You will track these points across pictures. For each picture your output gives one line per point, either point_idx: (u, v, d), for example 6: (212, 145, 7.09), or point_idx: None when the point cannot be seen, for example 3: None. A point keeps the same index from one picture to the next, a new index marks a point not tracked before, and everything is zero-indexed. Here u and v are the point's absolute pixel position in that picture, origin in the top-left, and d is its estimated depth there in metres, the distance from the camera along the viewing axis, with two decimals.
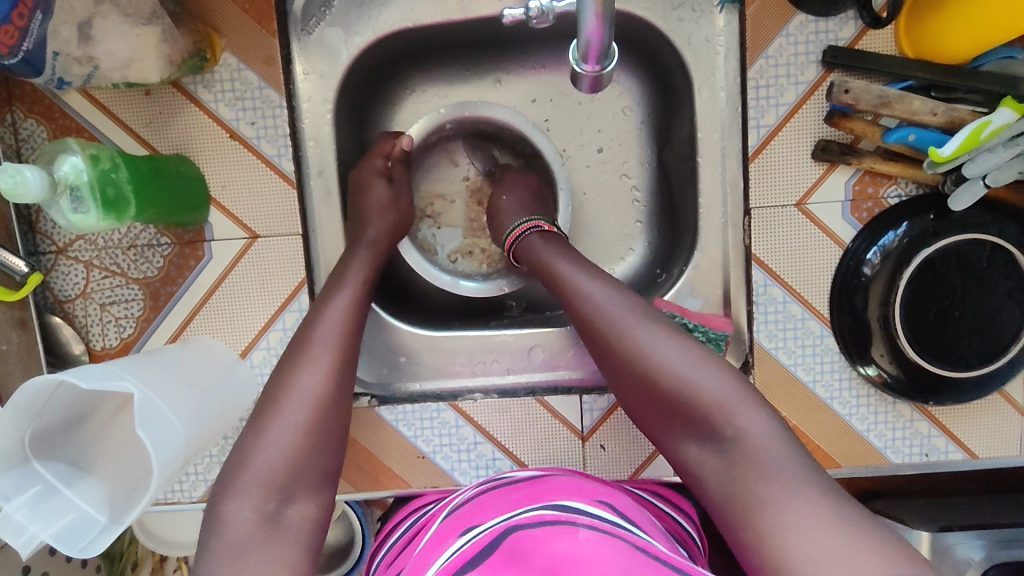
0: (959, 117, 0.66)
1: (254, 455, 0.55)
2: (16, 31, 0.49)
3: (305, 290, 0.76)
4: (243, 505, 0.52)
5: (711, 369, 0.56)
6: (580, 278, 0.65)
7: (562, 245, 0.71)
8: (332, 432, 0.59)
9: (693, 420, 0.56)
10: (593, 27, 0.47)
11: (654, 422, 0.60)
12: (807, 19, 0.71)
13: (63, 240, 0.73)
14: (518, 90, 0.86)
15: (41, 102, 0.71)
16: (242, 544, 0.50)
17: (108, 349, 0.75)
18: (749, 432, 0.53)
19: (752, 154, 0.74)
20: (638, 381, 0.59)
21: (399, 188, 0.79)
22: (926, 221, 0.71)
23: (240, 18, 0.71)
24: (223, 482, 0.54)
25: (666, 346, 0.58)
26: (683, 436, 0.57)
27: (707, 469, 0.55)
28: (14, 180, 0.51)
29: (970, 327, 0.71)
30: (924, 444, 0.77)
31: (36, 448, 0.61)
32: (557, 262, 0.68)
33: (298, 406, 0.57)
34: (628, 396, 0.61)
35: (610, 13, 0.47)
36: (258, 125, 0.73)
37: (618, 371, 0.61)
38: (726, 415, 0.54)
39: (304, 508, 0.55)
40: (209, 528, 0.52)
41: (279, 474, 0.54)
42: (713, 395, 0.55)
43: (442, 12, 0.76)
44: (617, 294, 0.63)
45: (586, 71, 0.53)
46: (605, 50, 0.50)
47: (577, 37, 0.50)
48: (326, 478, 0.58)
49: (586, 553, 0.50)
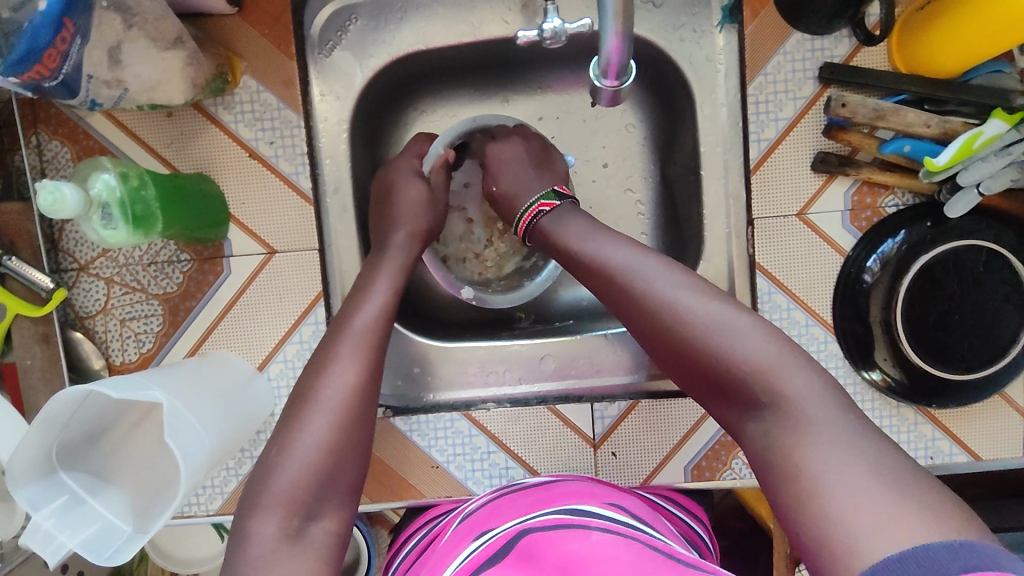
0: (952, 128, 0.69)
1: (276, 469, 0.58)
2: (57, 55, 0.52)
3: (321, 303, 0.78)
4: (268, 519, 0.55)
5: (750, 330, 0.54)
6: (591, 244, 0.64)
7: (580, 216, 0.70)
8: (355, 445, 0.61)
9: (732, 386, 0.53)
10: (614, 44, 0.49)
11: (691, 387, 0.58)
12: (803, 38, 0.75)
13: (84, 258, 0.75)
14: (525, 109, 0.89)
15: (66, 124, 0.74)
16: (269, 556, 0.53)
17: (127, 363, 0.77)
18: (795, 396, 0.50)
19: (754, 166, 0.77)
20: (673, 348, 0.56)
21: (437, 193, 0.81)
22: (924, 228, 0.73)
23: (261, 43, 0.74)
24: (252, 497, 0.57)
25: (697, 305, 0.56)
26: (721, 401, 0.55)
27: (749, 435, 0.53)
28: (53, 197, 0.53)
29: (970, 330, 0.73)
30: (929, 447, 0.78)
31: (61, 459, 0.61)
32: (571, 242, 0.66)
33: (320, 422, 0.60)
34: (664, 362, 0.59)
35: (630, 30, 0.49)
36: (277, 145, 0.75)
37: (652, 337, 0.58)
38: (765, 380, 0.51)
39: (327, 523, 0.57)
40: (238, 542, 0.55)
41: (303, 488, 0.57)
42: (753, 358, 0.52)
43: (453, 35, 0.79)
44: (640, 256, 0.61)
45: (607, 85, 0.55)
46: (625, 66, 0.53)
47: (599, 54, 0.52)
48: (352, 493, 0.60)
49: (602, 553, 0.51)
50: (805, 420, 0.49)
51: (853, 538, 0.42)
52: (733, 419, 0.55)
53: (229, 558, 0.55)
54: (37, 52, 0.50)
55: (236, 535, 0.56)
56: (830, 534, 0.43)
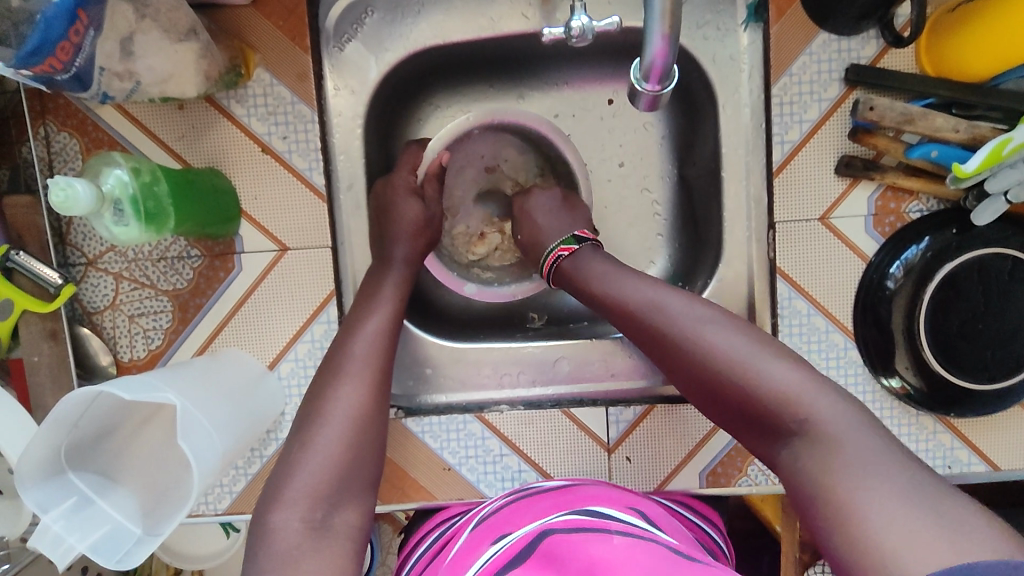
0: (980, 134, 0.68)
1: (299, 464, 0.57)
2: (70, 47, 0.50)
3: (334, 302, 0.76)
4: (291, 514, 0.54)
5: (773, 360, 0.54)
6: (608, 280, 0.66)
7: (603, 257, 0.71)
8: (374, 443, 0.61)
9: (758, 416, 0.53)
10: (660, 48, 0.47)
11: (725, 421, 0.58)
12: (830, 38, 0.73)
13: (93, 252, 0.74)
14: (541, 106, 0.87)
15: (75, 116, 0.72)
16: (295, 551, 0.52)
17: (136, 360, 0.75)
18: (807, 414, 0.50)
19: (776, 169, 0.75)
20: (701, 383, 0.57)
21: (431, 206, 0.80)
22: (949, 236, 0.72)
23: (275, 35, 0.72)
24: (272, 492, 0.57)
25: (719, 336, 0.57)
26: (752, 433, 0.55)
27: (781, 461, 0.52)
28: (64, 194, 0.52)
29: (993, 339, 0.72)
30: (947, 456, 0.77)
31: (69, 459, 0.60)
32: (596, 278, 0.68)
33: (341, 418, 0.60)
34: (696, 399, 0.59)
35: (677, 33, 0.47)
36: (290, 139, 0.74)
37: (681, 373, 0.59)
38: (790, 404, 0.51)
39: (350, 516, 0.57)
40: (258, 539, 0.54)
41: (325, 484, 0.56)
42: (778, 386, 0.52)
43: (471, 29, 0.78)
44: (661, 290, 0.63)
45: (647, 90, 0.53)
46: (668, 71, 0.51)
47: (642, 57, 0.50)
48: (368, 485, 0.60)
49: (625, 557, 0.50)
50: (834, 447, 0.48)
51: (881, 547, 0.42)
52: (763, 448, 0.54)
53: (250, 553, 0.54)
54: (51, 44, 0.48)
55: (255, 532, 0.55)
56: (848, 543, 0.43)
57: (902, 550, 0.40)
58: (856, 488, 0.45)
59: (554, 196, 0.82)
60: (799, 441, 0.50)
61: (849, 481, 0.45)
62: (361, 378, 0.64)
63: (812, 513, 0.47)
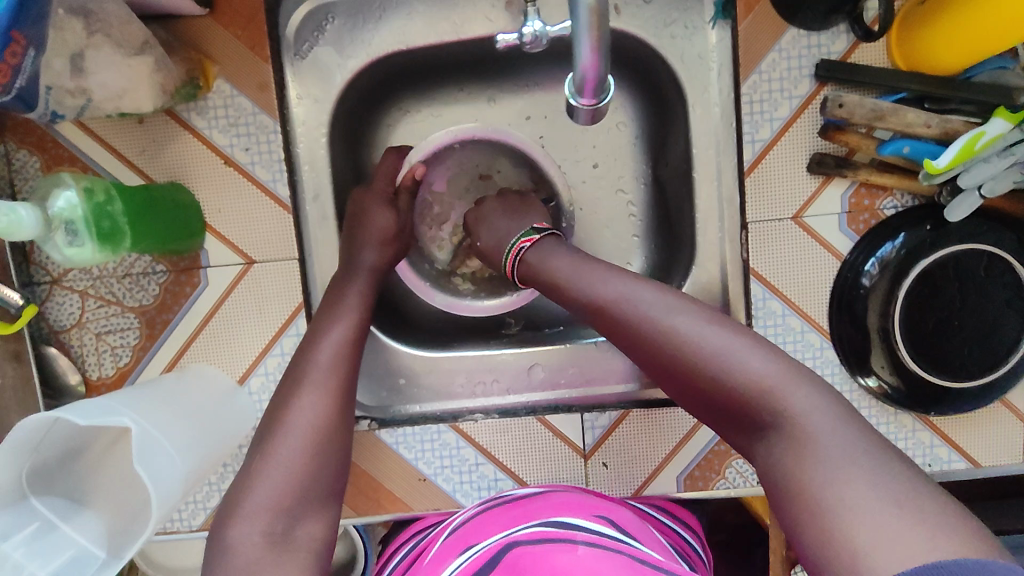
0: (953, 128, 0.67)
1: (259, 479, 0.56)
2: (9, 68, 0.49)
3: (302, 314, 0.75)
4: (251, 527, 0.53)
5: (751, 350, 0.52)
6: (572, 275, 0.63)
7: (566, 249, 0.68)
8: (339, 455, 0.61)
9: (740, 410, 0.51)
10: (589, 60, 0.46)
11: (703, 416, 0.55)
12: (799, 34, 0.72)
13: (58, 270, 0.73)
14: (512, 108, 0.85)
15: (33, 133, 0.71)
16: (254, 566, 0.51)
17: (104, 378, 0.75)
18: (772, 420, 0.49)
19: (747, 168, 0.74)
20: (678, 380, 0.54)
21: (404, 215, 0.80)
22: (924, 232, 0.71)
23: (234, 45, 0.71)
24: (231, 504, 0.56)
25: (694, 330, 0.54)
26: (733, 428, 0.53)
27: (761, 458, 0.50)
28: (7, 219, 0.51)
29: (970, 336, 0.71)
30: (927, 454, 0.77)
31: (32, 483, 0.60)
32: (565, 272, 0.64)
33: (306, 432, 0.59)
34: (673, 396, 0.57)
35: (607, 45, 0.46)
36: (252, 151, 0.73)
37: (656, 370, 0.56)
38: (771, 398, 0.49)
39: (312, 527, 0.56)
40: (218, 553, 0.53)
41: (287, 496, 0.56)
42: (759, 377, 0.50)
43: (435, 34, 0.76)
44: (630, 282, 0.59)
45: (582, 104, 0.53)
46: (602, 83, 0.50)
47: (574, 70, 0.49)
48: (332, 498, 0.59)
49: (589, 568, 0.50)
50: (791, 453, 0.47)
51: (839, 552, 0.41)
52: (744, 443, 0.52)
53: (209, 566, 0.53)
54: None
55: (214, 545, 0.54)
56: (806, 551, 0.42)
57: (857, 555, 0.40)
58: (813, 492, 0.44)
59: (497, 204, 0.81)
60: (778, 438, 0.49)
61: (812, 490, 0.44)
62: (325, 387, 0.63)
63: (773, 520, 0.46)
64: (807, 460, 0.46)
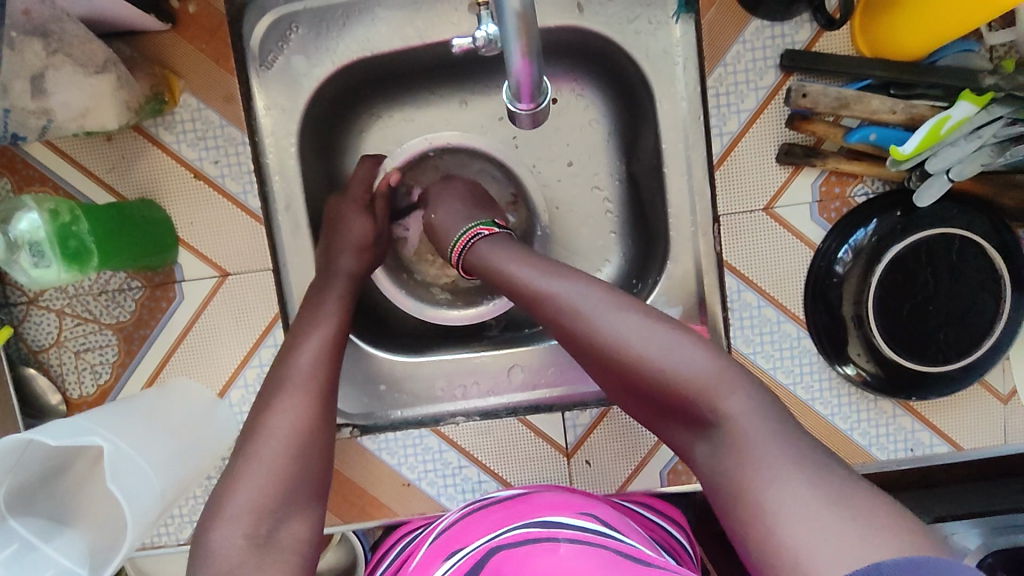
0: (919, 113, 0.67)
1: (237, 486, 0.56)
2: None
3: (279, 325, 0.76)
4: (233, 530, 0.53)
5: (688, 349, 0.53)
6: (514, 266, 0.64)
7: (512, 243, 0.69)
8: (320, 460, 0.60)
9: (677, 407, 0.52)
10: (520, 65, 0.47)
11: (646, 413, 0.57)
12: (762, 25, 0.71)
13: (33, 290, 0.73)
14: (484, 110, 0.85)
15: (4, 155, 0.71)
16: (235, 569, 0.51)
17: (85, 397, 0.75)
18: (732, 417, 0.49)
19: (717, 161, 0.74)
20: (621, 378, 0.56)
21: (381, 220, 0.79)
22: (894, 219, 0.71)
23: (197, 58, 0.71)
24: (211, 511, 0.55)
25: (631, 328, 0.55)
26: (673, 423, 0.54)
27: (699, 454, 0.52)
28: None
29: (944, 320, 0.72)
30: (908, 440, 0.77)
31: (11, 505, 0.60)
32: (510, 263, 0.65)
33: (285, 438, 0.59)
34: (617, 393, 0.58)
35: (537, 50, 0.47)
36: (221, 163, 0.73)
37: (598, 368, 0.57)
38: (709, 397, 0.50)
39: (297, 528, 0.55)
40: (198, 555, 0.53)
41: (269, 499, 0.55)
42: (692, 376, 0.51)
43: (400, 39, 0.77)
44: (567, 274, 0.60)
45: (522, 108, 0.53)
46: (537, 86, 0.51)
47: (508, 76, 0.49)
48: (317, 499, 0.59)
49: (568, 566, 0.50)
50: (759, 447, 0.47)
51: (814, 534, 0.40)
52: (683, 439, 0.54)
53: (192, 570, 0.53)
54: None
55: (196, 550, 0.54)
56: (776, 540, 0.42)
57: (834, 536, 0.39)
58: (784, 478, 0.44)
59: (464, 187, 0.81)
60: (714, 436, 0.50)
61: (789, 475, 0.44)
62: (304, 392, 0.63)
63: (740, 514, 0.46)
64: (776, 445, 0.46)
